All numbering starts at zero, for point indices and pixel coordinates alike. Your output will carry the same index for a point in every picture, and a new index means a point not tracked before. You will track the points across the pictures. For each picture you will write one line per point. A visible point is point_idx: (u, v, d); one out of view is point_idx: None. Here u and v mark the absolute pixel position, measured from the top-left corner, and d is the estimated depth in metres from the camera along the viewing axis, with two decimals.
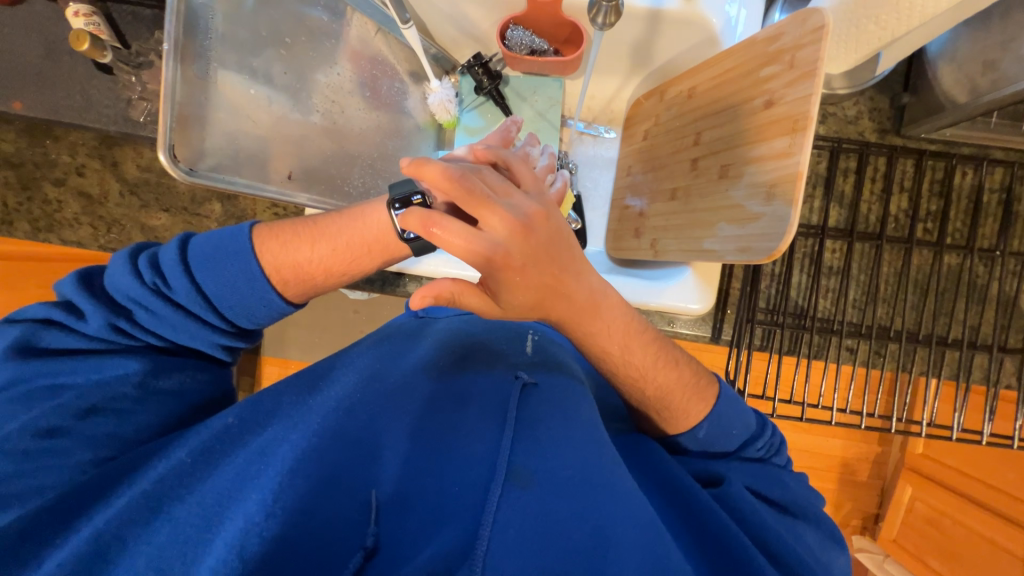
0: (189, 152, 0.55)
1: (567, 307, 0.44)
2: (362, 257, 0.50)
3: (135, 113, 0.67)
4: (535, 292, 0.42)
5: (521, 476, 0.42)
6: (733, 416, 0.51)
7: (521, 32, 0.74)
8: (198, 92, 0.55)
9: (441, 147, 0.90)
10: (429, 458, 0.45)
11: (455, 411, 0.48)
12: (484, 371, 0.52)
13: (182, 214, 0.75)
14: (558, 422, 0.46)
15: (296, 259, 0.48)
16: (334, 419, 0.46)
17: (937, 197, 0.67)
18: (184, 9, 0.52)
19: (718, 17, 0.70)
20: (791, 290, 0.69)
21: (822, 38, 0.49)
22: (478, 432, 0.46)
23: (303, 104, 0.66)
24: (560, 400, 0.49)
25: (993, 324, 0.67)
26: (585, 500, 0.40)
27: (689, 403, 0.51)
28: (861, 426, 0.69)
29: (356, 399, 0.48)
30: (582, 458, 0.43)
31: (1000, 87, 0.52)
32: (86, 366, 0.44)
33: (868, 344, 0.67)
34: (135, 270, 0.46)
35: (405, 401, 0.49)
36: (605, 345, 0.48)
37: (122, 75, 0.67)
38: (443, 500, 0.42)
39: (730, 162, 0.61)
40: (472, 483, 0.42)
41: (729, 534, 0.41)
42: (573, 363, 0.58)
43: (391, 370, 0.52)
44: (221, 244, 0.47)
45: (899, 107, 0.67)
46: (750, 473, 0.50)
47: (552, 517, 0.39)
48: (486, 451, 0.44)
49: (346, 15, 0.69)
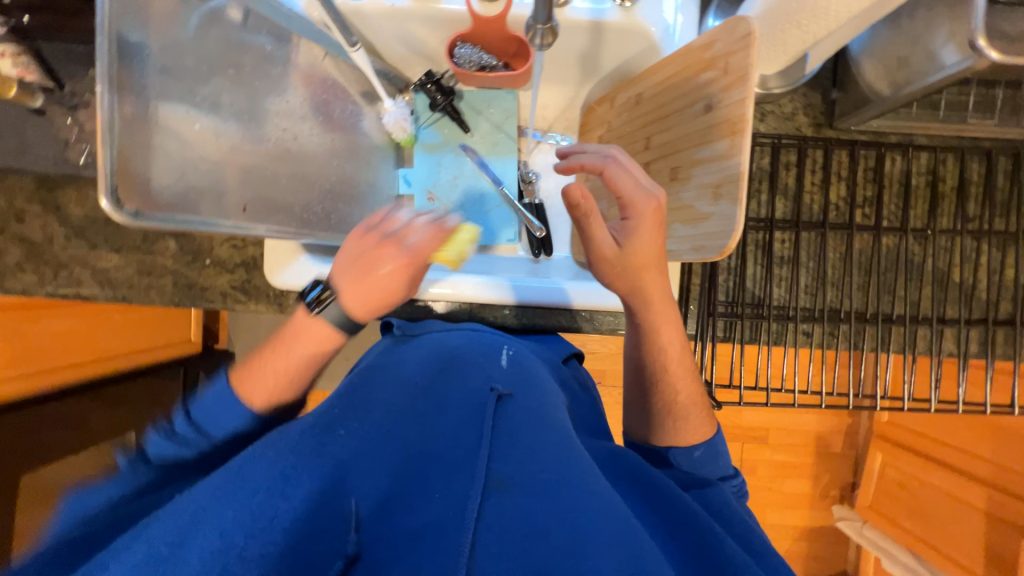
0: (134, 194, 0.50)
1: (657, 281, 0.56)
2: (307, 353, 0.54)
3: (74, 155, 0.65)
4: (655, 250, 0.54)
5: (497, 479, 0.42)
6: (722, 449, 0.57)
7: (469, 49, 0.74)
8: (140, 130, 0.50)
9: (400, 164, 0.94)
10: (410, 468, 0.45)
11: (433, 425, 0.49)
12: (459, 386, 0.53)
13: (134, 252, 0.72)
14: (535, 425, 0.47)
15: (258, 374, 0.53)
16: (313, 436, 0.44)
17: (871, 184, 0.71)
18: (116, 45, 0.48)
19: (658, 26, 0.71)
20: (747, 281, 0.72)
21: (750, 45, 0.53)
22: (457, 440, 0.47)
23: (253, 132, 0.64)
24: (532, 408, 0.50)
25: (931, 298, 0.71)
26: (557, 500, 0.40)
27: (701, 421, 0.56)
28: (823, 405, 0.72)
29: (338, 417, 0.48)
30: (562, 455, 0.44)
31: (916, 80, 0.56)
32: (117, 488, 0.44)
33: (822, 326, 0.71)
34: (160, 433, 0.51)
35: (382, 418, 0.49)
36: (666, 335, 0.57)
37: (58, 117, 0.64)
38: (422, 507, 0.41)
39: (679, 165, 0.64)
40: (454, 488, 0.42)
41: (701, 523, 0.42)
42: (545, 375, 0.59)
43: (368, 394, 0.52)
44: (213, 390, 0.53)
45: (830, 102, 0.71)
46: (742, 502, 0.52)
47: (534, 517, 0.39)
48: (465, 455, 0.45)
49: (292, 41, 0.70)
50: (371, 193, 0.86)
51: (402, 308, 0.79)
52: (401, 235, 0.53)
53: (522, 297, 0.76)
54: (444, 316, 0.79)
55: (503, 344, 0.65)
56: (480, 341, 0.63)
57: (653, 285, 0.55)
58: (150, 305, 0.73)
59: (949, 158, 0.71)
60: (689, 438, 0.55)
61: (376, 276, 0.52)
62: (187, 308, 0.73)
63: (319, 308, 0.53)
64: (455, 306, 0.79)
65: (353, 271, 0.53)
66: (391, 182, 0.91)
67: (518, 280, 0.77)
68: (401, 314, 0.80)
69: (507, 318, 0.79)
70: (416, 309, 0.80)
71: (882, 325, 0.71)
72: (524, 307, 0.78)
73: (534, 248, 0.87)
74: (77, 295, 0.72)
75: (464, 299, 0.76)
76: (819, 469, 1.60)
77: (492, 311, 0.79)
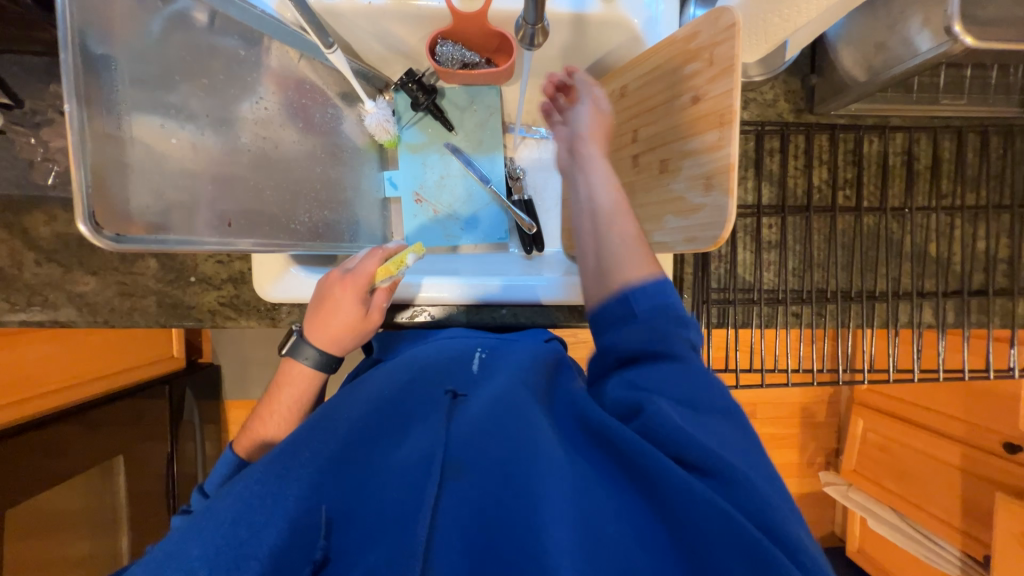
0: (112, 216, 0.48)
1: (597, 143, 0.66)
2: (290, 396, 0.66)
3: (40, 177, 0.61)
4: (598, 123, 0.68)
5: (455, 473, 0.46)
6: (699, 354, 0.53)
7: (450, 47, 0.72)
8: (112, 147, 0.48)
9: (386, 166, 0.92)
10: (370, 476, 0.47)
11: (394, 433, 0.52)
12: (419, 390, 0.56)
13: (113, 274, 0.69)
14: (493, 418, 0.50)
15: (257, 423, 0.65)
16: (282, 456, 0.48)
17: (851, 166, 0.73)
18: (81, 58, 0.45)
19: (641, 19, 0.71)
20: (738, 268, 0.73)
21: (735, 35, 0.54)
22: (416, 442, 0.50)
23: (231, 143, 0.62)
24: (488, 401, 0.53)
25: (911, 274, 0.74)
26: (512, 491, 0.45)
27: (636, 268, 0.57)
28: (814, 383, 0.75)
29: (305, 431, 0.51)
30: (514, 448, 0.47)
31: (893, 66, 0.57)
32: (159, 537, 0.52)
33: (810, 307, 0.73)
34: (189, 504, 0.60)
35: (347, 424, 0.51)
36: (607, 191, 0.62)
37: (17, 137, 0.60)
38: (382, 510, 0.44)
39: (668, 157, 0.64)
40: (411, 490, 0.45)
41: (660, 467, 0.44)
42: (517, 358, 0.61)
43: (336, 405, 0.55)
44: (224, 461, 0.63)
45: (810, 87, 0.72)
46: (691, 375, 0.51)
47: (488, 511, 0.44)
48: (424, 455, 0.48)
49: (264, 43, 0.67)
50: (357, 198, 0.85)
51: (400, 317, 0.79)
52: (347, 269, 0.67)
53: (513, 295, 0.78)
54: (441, 322, 0.80)
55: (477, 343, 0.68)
56: (448, 344, 0.66)
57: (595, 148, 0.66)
58: (133, 327, 0.70)
59: (923, 137, 0.73)
60: (625, 285, 0.56)
61: (324, 303, 0.64)
62: (173, 327, 0.70)
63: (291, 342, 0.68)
64: (452, 309, 0.80)
65: (317, 304, 0.67)
66: (376, 187, 0.89)
67: (514, 279, 0.79)
68: (400, 324, 0.80)
69: (506, 318, 0.79)
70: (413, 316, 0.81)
71: (866, 303, 0.74)
72: (519, 307, 0.79)
73: (525, 243, 0.88)
74: (54, 321, 0.69)
75: (461, 302, 0.78)
76: (805, 437, 1.72)
77: (489, 313, 0.80)
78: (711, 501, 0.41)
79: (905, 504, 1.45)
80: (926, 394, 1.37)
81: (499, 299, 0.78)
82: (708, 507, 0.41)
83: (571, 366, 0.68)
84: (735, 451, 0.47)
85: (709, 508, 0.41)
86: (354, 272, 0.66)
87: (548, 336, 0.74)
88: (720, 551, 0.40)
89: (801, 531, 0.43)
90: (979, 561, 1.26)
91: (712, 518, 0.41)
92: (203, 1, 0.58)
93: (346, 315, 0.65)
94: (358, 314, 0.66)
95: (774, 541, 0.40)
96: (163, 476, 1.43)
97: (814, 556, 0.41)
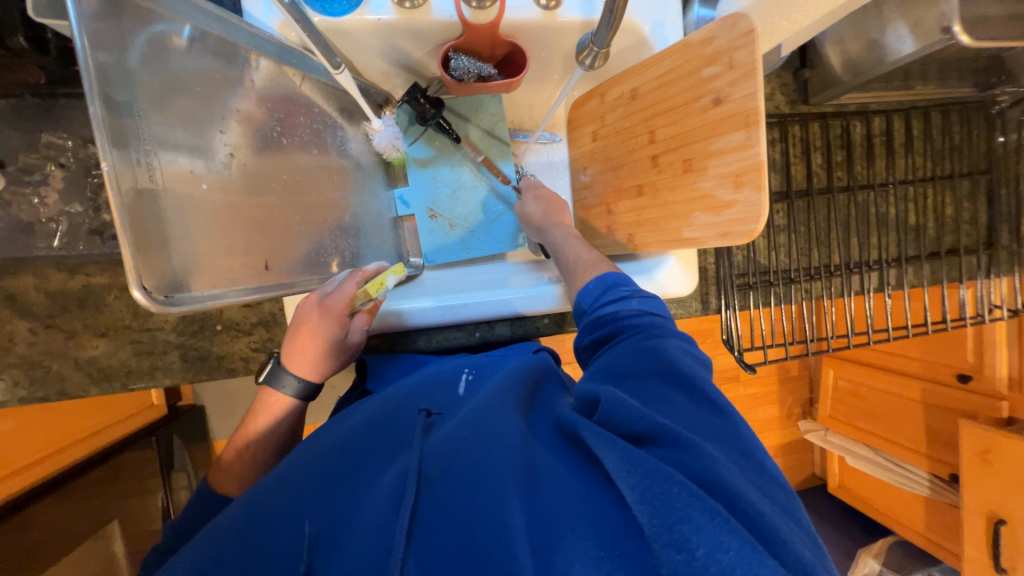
0: (164, 277, 0.44)
1: (553, 215, 0.80)
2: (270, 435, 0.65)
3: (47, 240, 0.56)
4: (551, 203, 0.82)
5: (428, 482, 0.50)
6: (655, 346, 0.55)
7: (465, 60, 0.71)
8: (150, 204, 0.44)
9: (393, 184, 0.86)
10: (352, 499, 0.51)
11: (372, 457, 0.55)
12: (394, 415, 0.60)
13: (126, 332, 0.63)
14: (462, 430, 0.54)
15: (236, 473, 0.63)
16: (266, 493, 0.52)
17: (840, 149, 0.81)
18: (105, 108, 0.41)
19: (649, 24, 0.74)
20: (756, 254, 0.79)
21: (755, 40, 0.56)
22: (393, 463, 0.53)
23: (256, 184, 0.58)
24: (459, 419, 0.57)
25: (897, 243, 0.83)
26: (475, 488, 0.48)
27: (591, 269, 0.67)
28: (829, 350, 0.82)
29: (290, 469, 0.55)
30: (480, 455, 0.51)
31: (882, 63, 0.63)
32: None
33: (820, 281, 0.80)
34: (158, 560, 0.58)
35: (329, 461, 0.55)
36: (560, 234, 0.76)
37: (19, 199, 0.56)
38: (360, 523, 0.48)
39: (692, 157, 0.67)
40: (385, 501, 0.48)
41: (603, 440, 0.47)
42: (499, 371, 0.67)
43: (324, 442, 0.58)
44: (204, 508, 0.61)
45: (802, 81, 0.78)
46: (637, 350, 0.55)
47: (456, 515, 0.47)
48: (397, 475, 0.51)
49: (249, 61, 0.58)
50: (374, 219, 0.81)
51: (439, 339, 0.80)
52: (319, 293, 0.64)
53: (543, 304, 0.78)
54: (486, 339, 0.81)
55: (463, 364, 0.72)
56: (437, 371, 0.70)
57: (551, 218, 0.80)
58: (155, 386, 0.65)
59: (896, 119, 0.81)
60: (581, 286, 0.67)
61: (297, 332, 0.61)
62: (203, 381, 0.66)
63: (263, 374, 0.64)
64: (495, 326, 0.81)
65: (292, 330, 0.64)
66: (386, 208, 0.85)
67: (538, 286, 0.80)
68: (441, 345, 0.80)
69: (547, 327, 0.82)
70: (452, 338, 0.80)
71: (862, 273, 0.81)
72: (558, 313, 0.82)
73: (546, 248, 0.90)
74: (61, 394, 0.62)
75: (501, 317, 0.79)
76: (784, 392, 1.90)
77: (530, 323, 0.82)
78: (652, 464, 0.44)
79: (877, 440, 1.62)
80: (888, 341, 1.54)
81: (536, 310, 0.79)
82: (644, 470, 0.43)
83: (562, 379, 0.73)
84: (688, 417, 0.50)
85: (646, 471, 0.43)
86: (329, 297, 0.63)
87: (534, 348, 0.76)
88: (656, 507, 0.41)
89: (750, 485, 0.45)
90: (946, 480, 1.43)
91: (650, 479, 0.42)
92: (187, 20, 0.50)
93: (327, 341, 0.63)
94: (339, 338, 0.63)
95: (717, 495, 0.43)
96: (156, 532, 1.34)
97: (762, 505, 0.43)
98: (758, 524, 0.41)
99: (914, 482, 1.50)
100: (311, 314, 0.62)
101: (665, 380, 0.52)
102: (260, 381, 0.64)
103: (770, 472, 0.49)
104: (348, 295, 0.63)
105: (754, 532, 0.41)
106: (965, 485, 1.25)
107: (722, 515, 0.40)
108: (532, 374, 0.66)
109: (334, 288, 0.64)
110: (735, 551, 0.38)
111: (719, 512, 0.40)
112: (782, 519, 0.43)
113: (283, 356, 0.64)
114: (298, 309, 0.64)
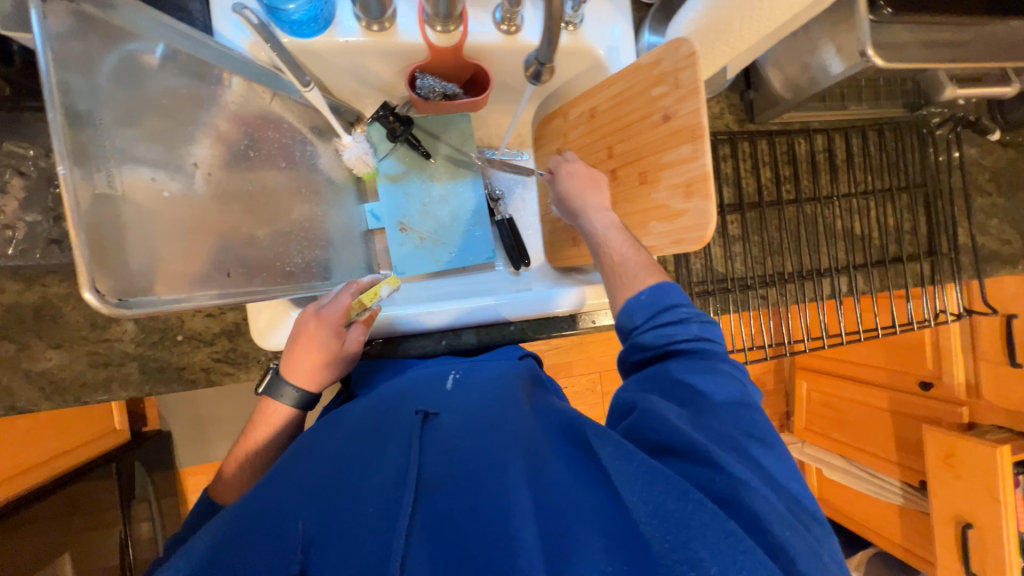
0: (117, 280, 0.44)
1: (588, 199, 0.74)
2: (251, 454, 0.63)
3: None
4: (584, 180, 0.77)
5: (432, 483, 0.48)
6: (709, 367, 0.56)
7: (430, 79, 0.76)
8: (106, 210, 0.45)
9: (364, 200, 0.91)
10: (345, 495, 0.49)
11: (369, 454, 0.53)
12: (396, 417, 0.58)
13: (81, 344, 0.62)
14: (462, 436, 0.53)
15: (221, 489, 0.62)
16: (261, 494, 0.50)
17: (787, 164, 0.86)
18: (65, 119, 0.41)
19: (605, 48, 0.79)
20: (713, 262, 0.83)
21: (696, 62, 0.61)
22: (393, 459, 0.51)
23: (219, 195, 0.59)
24: (460, 422, 0.56)
25: (845, 251, 0.88)
26: (479, 492, 0.47)
27: (640, 272, 0.63)
28: (783, 355, 0.85)
29: (285, 469, 0.53)
30: (484, 457, 0.50)
31: (816, 84, 0.70)
32: None
33: (774, 288, 0.84)
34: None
35: (324, 463, 0.53)
36: (596, 222, 0.72)
37: None
38: (359, 520, 0.46)
39: (646, 170, 0.71)
40: (386, 503, 0.47)
41: (622, 453, 0.46)
42: (494, 376, 0.66)
43: (322, 444, 0.57)
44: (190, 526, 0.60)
45: (748, 101, 0.84)
46: (690, 369, 0.55)
47: (463, 519, 0.45)
48: (399, 474, 0.49)
49: (220, 78, 0.60)
50: (342, 232, 0.82)
51: (408, 347, 0.80)
52: (316, 302, 0.65)
53: (512, 311, 0.80)
54: (453, 348, 0.81)
55: (454, 367, 0.71)
56: (423, 374, 0.70)
57: (578, 199, 0.76)
58: (111, 400, 0.65)
59: (838, 137, 0.88)
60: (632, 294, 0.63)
61: (295, 343, 0.62)
62: (159, 393, 0.65)
63: (263, 385, 0.65)
64: (461, 335, 0.81)
65: (291, 342, 0.64)
66: (357, 220, 0.87)
67: (515, 296, 0.82)
68: (407, 353, 0.80)
69: (514, 334, 0.83)
70: (418, 346, 0.80)
71: (817, 279, 0.86)
72: (526, 322, 0.83)
73: (514, 260, 0.92)
74: (10, 408, 0.61)
75: (470, 324, 0.80)
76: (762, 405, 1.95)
77: (497, 331, 0.83)
78: (671, 479, 0.44)
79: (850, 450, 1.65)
80: (853, 351, 1.58)
81: (503, 318, 0.80)
82: (661, 486, 0.43)
83: (548, 384, 0.72)
84: (717, 434, 0.50)
85: (663, 486, 0.43)
86: (327, 306, 0.64)
87: (521, 353, 0.77)
88: (671, 524, 0.41)
89: (774, 509, 0.44)
90: (916, 487, 1.45)
91: (666, 495, 0.43)
92: (160, 40, 0.53)
93: (324, 352, 0.63)
94: (338, 347, 0.63)
95: (731, 511, 0.44)
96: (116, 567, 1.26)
97: (780, 528, 0.43)
98: (773, 545, 0.42)
99: (887, 490, 1.53)
100: (310, 323, 0.63)
101: (710, 399, 0.53)
102: (259, 390, 0.65)
103: (798, 500, 0.49)
104: (345, 304, 0.64)
105: (770, 555, 0.42)
106: (932, 489, 1.27)
107: (737, 535, 0.40)
108: (528, 382, 0.66)
109: (332, 298, 0.65)
110: (748, 569, 0.39)
111: (733, 531, 0.40)
112: (804, 544, 0.43)
113: (282, 368, 0.64)
114: (297, 321, 0.65)
